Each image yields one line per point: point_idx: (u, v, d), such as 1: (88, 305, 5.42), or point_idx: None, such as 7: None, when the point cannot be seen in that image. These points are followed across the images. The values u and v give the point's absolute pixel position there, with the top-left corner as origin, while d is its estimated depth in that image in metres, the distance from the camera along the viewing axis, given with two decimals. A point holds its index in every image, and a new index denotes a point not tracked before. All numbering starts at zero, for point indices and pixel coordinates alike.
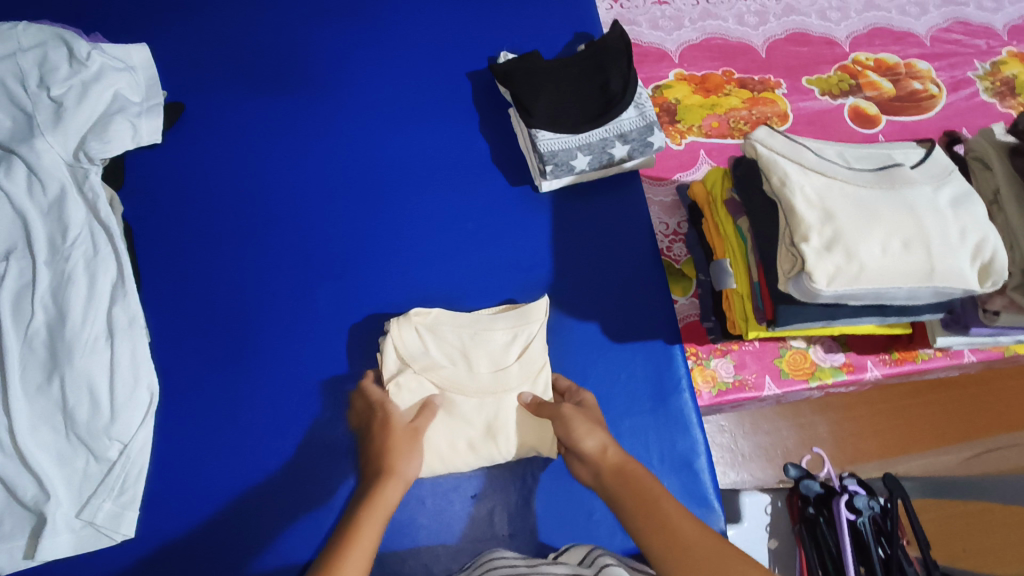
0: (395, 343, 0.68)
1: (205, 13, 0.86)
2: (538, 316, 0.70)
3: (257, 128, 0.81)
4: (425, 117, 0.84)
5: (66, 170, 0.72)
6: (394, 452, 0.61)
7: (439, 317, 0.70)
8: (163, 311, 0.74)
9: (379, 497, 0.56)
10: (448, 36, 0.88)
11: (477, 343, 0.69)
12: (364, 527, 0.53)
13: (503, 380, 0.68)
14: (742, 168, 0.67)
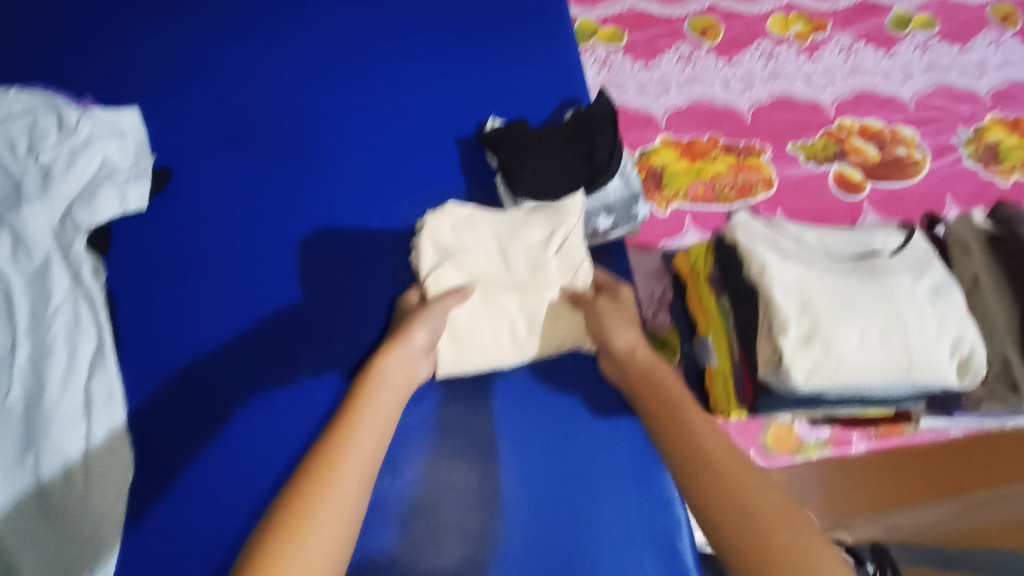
0: (430, 236, 0.73)
1: (198, 75, 0.87)
2: (572, 217, 0.74)
3: (245, 189, 0.82)
4: (411, 180, 0.84)
5: (53, 237, 0.71)
6: (411, 324, 0.67)
7: (474, 214, 0.75)
8: (142, 380, 0.73)
9: (386, 364, 0.63)
10: (437, 101, 0.89)
11: (515, 239, 0.74)
12: (372, 390, 0.61)
13: (539, 278, 0.73)
14: (724, 248, 0.67)
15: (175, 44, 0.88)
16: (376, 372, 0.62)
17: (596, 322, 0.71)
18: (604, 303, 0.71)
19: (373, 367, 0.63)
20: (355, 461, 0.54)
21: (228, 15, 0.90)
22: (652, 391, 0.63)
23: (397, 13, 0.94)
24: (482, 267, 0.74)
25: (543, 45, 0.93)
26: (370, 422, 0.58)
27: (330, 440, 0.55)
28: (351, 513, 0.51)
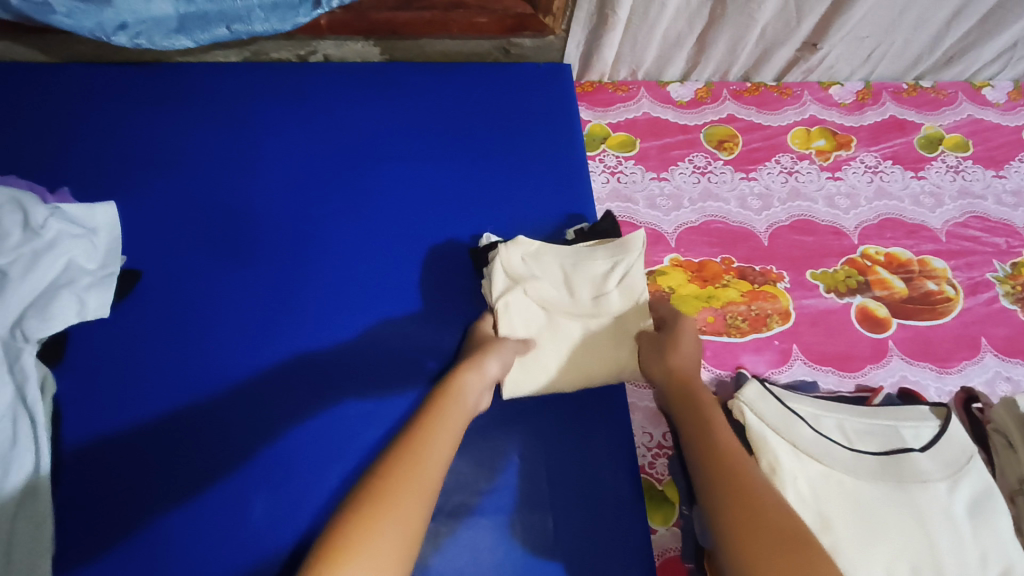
0: (502, 265, 0.71)
1: (185, 169, 0.83)
2: (637, 248, 0.72)
3: (219, 295, 0.77)
4: (397, 297, 0.79)
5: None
6: (482, 351, 0.65)
7: (542, 245, 0.73)
8: (75, 514, 0.65)
9: (461, 384, 0.60)
10: (434, 210, 0.85)
11: (580, 272, 0.72)
12: (446, 408, 0.57)
13: (612, 307, 0.70)
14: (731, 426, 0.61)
15: (167, 136, 0.85)
16: (451, 391, 0.59)
17: (647, 347, 0.67)
18: (648, 336, 0.68)
19: (450, 383, 0.60)
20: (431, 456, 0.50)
21: (226, 107, 0.88)
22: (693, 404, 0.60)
23: (400, 114, 0.91)
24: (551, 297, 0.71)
25: (548, 155, 0.90)
26: (443, 427, 0.54)
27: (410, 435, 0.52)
28: (423, 509, 0.46)
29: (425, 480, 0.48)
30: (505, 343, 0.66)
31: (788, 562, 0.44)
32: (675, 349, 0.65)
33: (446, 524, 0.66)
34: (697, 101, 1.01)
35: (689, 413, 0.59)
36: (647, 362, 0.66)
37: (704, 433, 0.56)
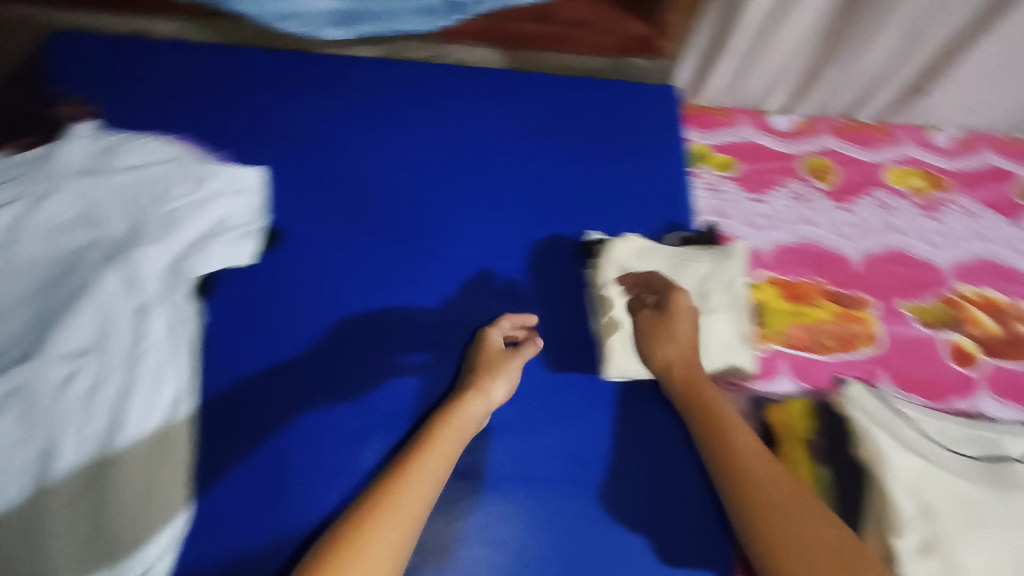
0: (611, 255, 0.76)
1: (326, 145, 0.92)
2: (736, 257, 0.77)
3: (346, 262, 0.85)
4: (501, 281, 0.85)
5: (161, 280, 0.77)
6: (482, 374, 0.74)
7: (649, 243, 0.78)
8: (218, 432, 0.76)
9: (464, 409, 0.70)
10: (544, 204, 0.91)
11: (683, 270, 0.77)
12: (439, 436, 0.68)
13: (709, 305, 0.74)
14: (832, 425, 0.72)
15: (308, 117, 0.94)
16: (452, 421, 0.69)
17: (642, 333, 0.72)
18: (640, 318, 0.73)
19: (454, 411, 0.70)
20: (407, 492, 0.63)
21: (360, 96, 0.97)
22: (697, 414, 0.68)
23: (520, 114, 0.98)
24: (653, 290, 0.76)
25: (652, 167, 0.95)
26: (438, 456, 0.66)
27: (399, 472, 0.64)
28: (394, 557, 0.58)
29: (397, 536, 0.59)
30: (500, 364, 0.75)
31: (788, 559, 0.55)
32: (670, 343, 0.70)
33: (542, 485, 0.72)
34: (796, 131, 1.04)
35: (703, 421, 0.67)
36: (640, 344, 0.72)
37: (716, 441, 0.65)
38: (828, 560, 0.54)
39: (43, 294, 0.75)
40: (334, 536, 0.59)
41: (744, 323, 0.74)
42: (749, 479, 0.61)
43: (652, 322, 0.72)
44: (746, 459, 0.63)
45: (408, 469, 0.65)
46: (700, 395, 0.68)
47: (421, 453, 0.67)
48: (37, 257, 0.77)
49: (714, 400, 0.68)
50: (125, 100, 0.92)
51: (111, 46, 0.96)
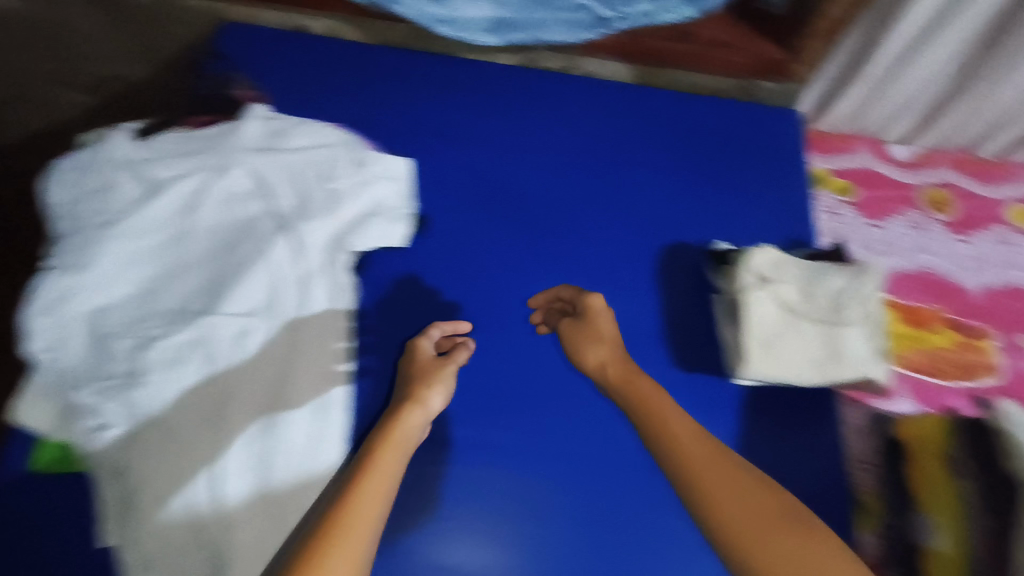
0: (750, 264, 0.80)
1: (470, 141, 1.00)
2: (871, 274, 0.80)
3: (486, 251, 0.92)
4: (632, 281, 0.90)
5: (323, 252, 0.84)
6: (419, 383, 0.77)
7: (783, 254, 0.82)
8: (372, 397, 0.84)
9: (405, 420, 0.72)
10: (672, 211, 0.96)
11: (816, 282, 0.80)
12: (386, 447, 0.68)
13: (844, 316, 0.77)
14: (977, 440, 0.72)
15: (454, 117, 1.02)
16: (395, 431, 0.71)
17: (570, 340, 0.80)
18: (565, 327, 0.81)
19: (395, 423, 0.72)
20: (370, 484, 0.63)
21: (500, 98, 1.04)
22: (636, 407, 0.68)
23: (651, 124, 1.02)
24: (788, 299, 0.79)
25: (774, 185, 0.98)
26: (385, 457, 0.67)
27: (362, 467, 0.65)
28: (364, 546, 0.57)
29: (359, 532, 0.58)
30: (435, 370, 0.78)
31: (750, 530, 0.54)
32: (596, 345, 0.77)
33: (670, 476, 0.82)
34: (915, 162, 1.08)
35: (640, 407, 0.67)
36: (575, 353, 0.78)
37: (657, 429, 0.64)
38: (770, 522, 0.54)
39: (219, 254, 0.82)
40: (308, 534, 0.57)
41: (878, 337, 0.77)
42: (689, 467, 0.59)
43: (573, 329, 0.80)
44: (682, 443, 0.61)
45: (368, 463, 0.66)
46: (635, 392, 0.69)
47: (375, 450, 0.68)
48: (213, 223, 0.84)
49: (647, 396, 0.68)
50: (290, 91, 1.01)
51: (273, 39, 1.05)
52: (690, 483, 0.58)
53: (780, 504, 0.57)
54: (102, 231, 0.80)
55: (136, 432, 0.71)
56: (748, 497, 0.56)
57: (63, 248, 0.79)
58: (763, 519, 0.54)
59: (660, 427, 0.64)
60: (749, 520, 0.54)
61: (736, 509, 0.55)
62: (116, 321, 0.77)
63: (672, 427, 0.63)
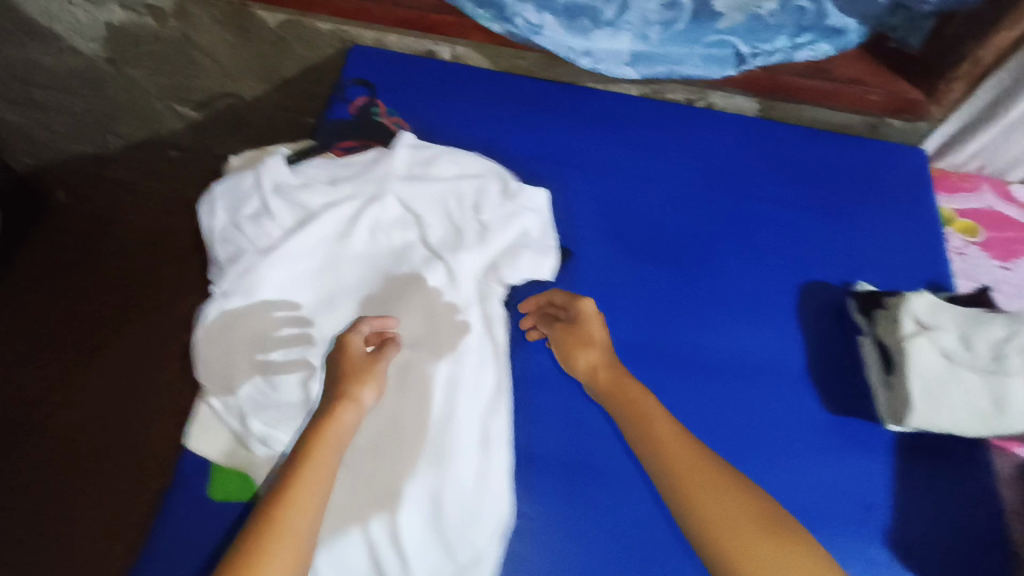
0: (907, 311, 0.79)
1: (601, 171, 1.00)
2: None
3: (625, 284, 0.91)
4: (774, 319, 0.90)
5: (475, 285, 0.85)
6: (351, 382, 0.72)
7: (938, 300, 0.81)
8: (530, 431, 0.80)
9: (339, 419, 0.68)
10: (807, 250, 0.95)
11: (975, 330, 0.78)
12: (323, 442, 0.66)
13: (1009, 366, 0.75)
14: None
15: (584, 145, 1.02)
16: (331, 429, 0.67)
17: (562, 343, 0.83)
18: (558, 332, 0.83)
19: (328, 418, 0.68)
20: (307, 476, 0.63)
21: (629, 128, 1.04)
22: (620, 403, 0.75)
23: (784, 160, 1.02)
24: (947, 347, 0.78)
25: (908, 225, 0.98)
26: (329, 443, 0.66)
27: (301, 451, 0.65)
28: (298, 546, 0.59)
29: (299, 527, 0.60)
30: (360, 370, 0.73)
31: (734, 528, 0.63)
32: (583, 348, 0.81)
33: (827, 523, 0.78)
34: None
35: (629, 410, 0.74)
36: (567, 353, 0.82)
37: (642, 427, 0.73)
38: (747, 525, 0.63)
39: (374, 284, 0.84)
40: (249, 528, 0.59)
41: None
42: (679, 474, 0.68)
43: (566, 333, 0.83)
44: (672, 451, 0.69)
45: (306, 453, 0.65)
46: (626, 396, 0.75)
47: (313, 437, 0.66)
48: (362, 252, 0.86)
49: (638, 402, 0.74)
50: (420, 115, 1.00)
51: (401, 62, 1.05)
52: (673, 488, 0.67)
53: (750, 502, 0.65)
54: (261, 259, 0.81)
55: None
56: (724, 505, 0.65)
57: (224, 275, 0.80)
58: (742, 526, 0.63)
59: (649, 428, 0.72)
60: (735, 526, 0.63)
61: (712, 517, 0.64)
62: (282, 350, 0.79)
63: (656, 429, 0.72)
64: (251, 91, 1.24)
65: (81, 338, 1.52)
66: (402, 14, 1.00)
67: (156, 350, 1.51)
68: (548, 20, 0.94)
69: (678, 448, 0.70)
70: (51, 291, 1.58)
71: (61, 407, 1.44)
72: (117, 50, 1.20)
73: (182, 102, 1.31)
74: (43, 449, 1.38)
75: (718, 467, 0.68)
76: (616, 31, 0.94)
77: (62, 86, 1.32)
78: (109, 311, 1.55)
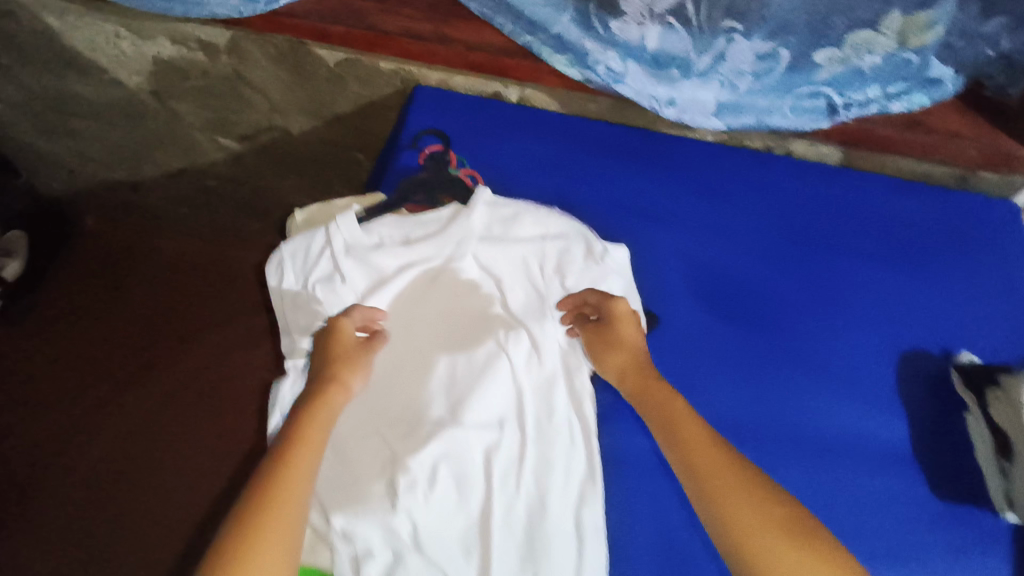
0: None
1: (682, 228, 0.95)
2: None
3: (715, 353, 0.87)
4: (872, 392, 0.86)
5: (559, 356, 0.80)
6: (342, 368, 0.72)
7: None
8: (630, 522, 0.77)
9: (326, 404, 0.68)
10: (902, 315, 0.91)
11: None
12: (308, 431, 0.66)
13: None
14: None
15: (663, 198, 0.97)
16: (317, 415, 0.67)
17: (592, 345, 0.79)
18: (590, 333, 0.79)
19: (318, 405, 0.68)
20: (299, 458, 0.63)
21: (709, 180, 0.99)
22: (649, 402, 0.73)
23: (873, 214, 0.97)
24: None
25: (1006, 287, 0.93)
26: (315, 432, 0.66)
27: (287, 441, 0.64)
28: (287, 542, 0.58)
29: (288, 519, 0.59)
30: (347, 354, 0.73)
31: (760, 534, 0.60)
32: (611, 350, 0.77)
33: None
34: None
35: (658, 409, 0.72)
36: (593, 353, 0.79)
37: (672, 425, 0.71)
38: (773, 533, 0.60)
39: (456, 349, 0.79)
40: (238, 511, 0.59)
41: None
42: (705, 476, 0.65)
43: (597, 335, 0.79)
44: (695, 451, 0.67)
45: (299, 434, 0.65)
46: (655, 397, 0.73)
47: (300, 424, 0.66)
48: (437, 316, 0.81)
49: (664, 402, 0.72)
50: (493, 163, 0.96)
51: (468, 105, 1.00)
52: (698, 489, 0.65)
53: (775, 506, 0.62)
54: None
55: (398, 562, 0.68)
56: (745, 508, 0.62)
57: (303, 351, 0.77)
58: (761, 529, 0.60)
59: (677, 427, 0.70)
60: (757, 530, 0.60)
61: (732, 519, 0.62)
62: (360, 429, 0.74)
63: (684, 429, 0.70)
64: (299, 127, 1.18)
65: (120, 373, 1.50)
66: (475, 58, 0.95)
67: (197, 386, 1.50)
68: (631, 67, 0.87)
69: (710, 450, 0.67)
70: (90, 325, 1.56)
71: (100, 446, 1.42)
72: (162, 83, 1.14)
73: (224, 134, 1.26)
74: (89, 496, 1.37)
75: (741, 466, 0.66)
76: (703, 80, 0.87)
77: (99, 116, 1.27)
78: (149, 348, 1.53)
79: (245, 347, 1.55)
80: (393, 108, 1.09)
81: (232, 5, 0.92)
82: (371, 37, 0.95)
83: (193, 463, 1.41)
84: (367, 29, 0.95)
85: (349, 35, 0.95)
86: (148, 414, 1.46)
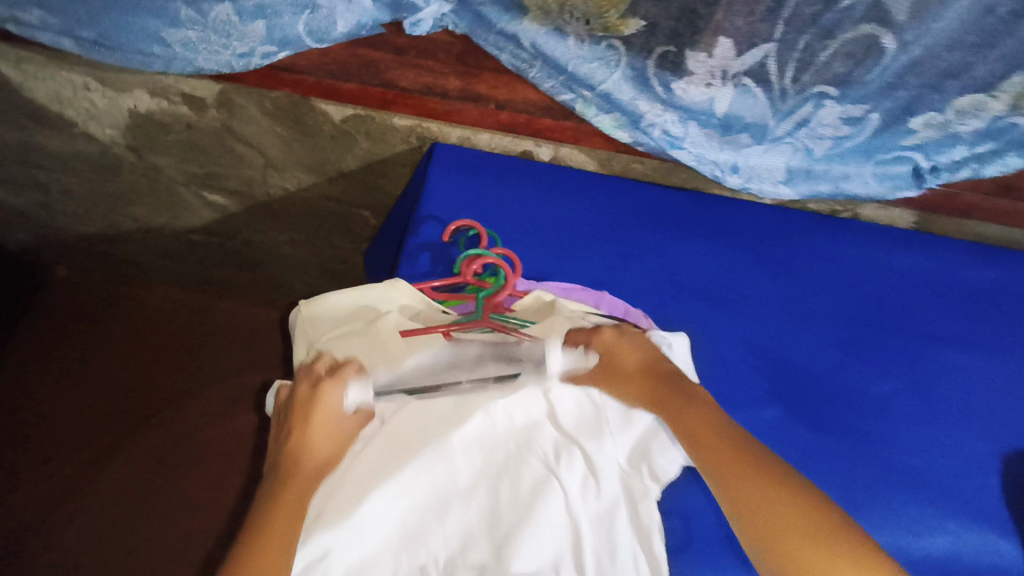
0: None
1: (742, 309, 0.83)
2: None
3: (799, 462, 0.73)
4: (980, 507, 0.73)
5: (620, 479, 0.66)
6: (318, 440, 0.61)
7: None
8: None
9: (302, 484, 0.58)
10: (1006, 407, 0.79)
11: None
12: (282, 515, 0.56)
13: None
14: None
15: (721, 274, 0.85)
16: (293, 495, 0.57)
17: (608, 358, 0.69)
18: (606, 342, 0.69)
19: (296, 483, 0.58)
20: (287, 500, 0.57)
21: (771, 252, 0.87)
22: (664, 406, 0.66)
23: (956, 291, 0.86)
24: None
25: None
26: (291, 513, 0.56)
27: (255, 530, 0.55)
28: None
29: None
30: (323, 433, 0.62)
31: (786, 532, 0.56)
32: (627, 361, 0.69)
33: None
34: None
35: (673, 413, 0.66)
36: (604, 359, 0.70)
37: (686, 426, 0.65)
38: (796, 529, 0.56)
39: (496, 477, 0.64)
40: None
41: None
42: (723, 476, 0.61)
43: (612, 348, 0.69)
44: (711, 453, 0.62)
45: (270, 530, 0.55)
46: (670, 402, 0.66)
47: (275, 507, 0.56)
48: (474, 433, 0.65)
49: (677, 407, 0.66)
50: (527, 236, 0.83)
51: (495, 168, 0.87)
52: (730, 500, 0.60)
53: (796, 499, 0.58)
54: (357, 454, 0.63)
55: None
56: (775, 505, 0.57)
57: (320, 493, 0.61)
58: (797, 533, 0.55)
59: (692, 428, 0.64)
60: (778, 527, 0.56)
61: (762, 519, 0.57)
62: None
63: (701, 431, 0.64)
64: (297, 183, 1.04)
65: (91, 446, 1.33)
66: (507, 117, 0.84)
67: (184, 458, 1.34)
68: (691, 131, 0.76)
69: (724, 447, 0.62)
70: (61, 393, 1.39)
71: (67, 532, 1.25)
72: (139, 137, 1.00)
73: (212, 189, 1.11)
74: None
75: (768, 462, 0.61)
76: (775, 146, 0.76)
77: (68, 170, 1.12)
78: (125, 417, 1.37)
79: (239, 409, 1.40)
80: (407, 166, 0.96)
81: (222, 60, 0.79)
82: (387, 95, 0.83)
83: (182, 546, 1.26)
84: (383, 86, 0.83)
85: (362, 92, 0.84)
86: (126, 493, 1.29)
